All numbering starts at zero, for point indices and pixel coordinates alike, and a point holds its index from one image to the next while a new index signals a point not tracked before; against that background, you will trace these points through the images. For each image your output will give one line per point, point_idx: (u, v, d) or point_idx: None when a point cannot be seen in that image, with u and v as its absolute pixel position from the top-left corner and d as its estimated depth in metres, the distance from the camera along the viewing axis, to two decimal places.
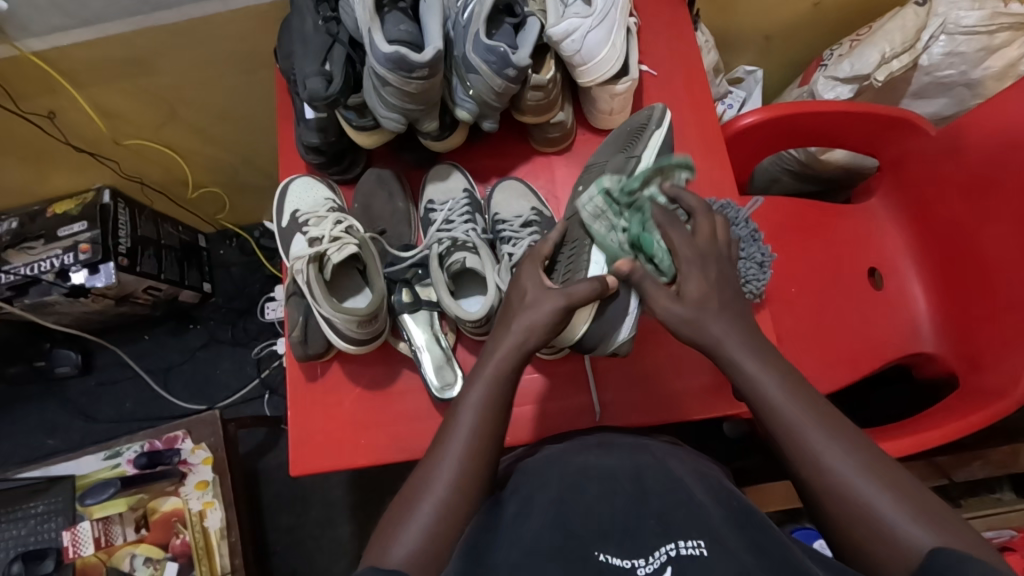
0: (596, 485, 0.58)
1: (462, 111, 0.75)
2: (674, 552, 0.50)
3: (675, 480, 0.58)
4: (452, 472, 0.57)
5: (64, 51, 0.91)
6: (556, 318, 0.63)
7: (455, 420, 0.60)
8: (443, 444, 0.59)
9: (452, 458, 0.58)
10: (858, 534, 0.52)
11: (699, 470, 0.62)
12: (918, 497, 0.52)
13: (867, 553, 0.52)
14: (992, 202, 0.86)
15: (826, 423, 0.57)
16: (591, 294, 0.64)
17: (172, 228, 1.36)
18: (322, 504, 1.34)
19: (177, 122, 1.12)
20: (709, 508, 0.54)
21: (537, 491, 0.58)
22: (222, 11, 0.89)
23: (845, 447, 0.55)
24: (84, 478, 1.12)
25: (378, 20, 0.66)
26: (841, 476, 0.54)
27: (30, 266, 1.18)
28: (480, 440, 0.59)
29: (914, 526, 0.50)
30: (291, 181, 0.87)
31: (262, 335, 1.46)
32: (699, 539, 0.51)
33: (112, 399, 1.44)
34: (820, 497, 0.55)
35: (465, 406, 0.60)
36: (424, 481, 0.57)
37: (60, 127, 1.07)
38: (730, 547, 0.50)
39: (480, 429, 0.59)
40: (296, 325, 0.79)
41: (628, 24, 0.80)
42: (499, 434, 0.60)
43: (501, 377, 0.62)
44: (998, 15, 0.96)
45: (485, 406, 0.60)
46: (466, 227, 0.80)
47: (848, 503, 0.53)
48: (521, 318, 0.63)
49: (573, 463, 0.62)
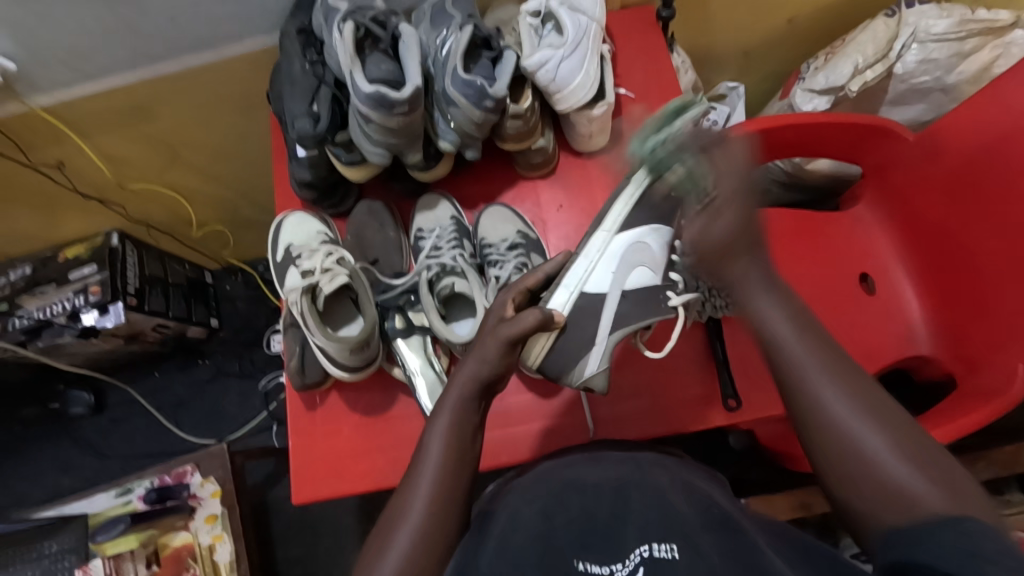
0: (579, 497, 0.59)
1: (445, 142, 0.79)
2: (647, 553, 0.52)
3: (660, 490, 0.58)
4: (426, 496, 0.56)
5: (70, 104, 0.95)
6: (506, 348, 0.61)
7: (423, 441, 0.60)
8: (415, 467, 0.59)
9: (425, 484, 0.57)
10: (865, 490, 0.52)
11: (684, 479, 0.61)
12: (926, 456, 0.51)
13: (867, 510, 0.52)
14: (976, 200, 0.87)
15: (835, 370, 0.56)
16: (538, 324, 0.63)
17: (179, 266, 1.40)
18: (332, 532, 1.34)
19: (180, 164, 1.16)
20: (686, 511, 0.55)
21: (523, 508, 0.58)
22: (217, 58, 0.94)
23: (851, 401, 0.54)
24: (95, 516, 1.15)
25: (358, 62, 0.70)
26: (849, 430, 0.53)
27: (43, 310, 1.23)
28: (448, 461, 0.58)
29: (920, 481, 0.50)
30: (286, 217, 0.90)
31: (269, 366, 1.49)
32: (672, 542, 0.52)
33: (124, 437, 1.47)
34: (827, 456, 0.54)
35: (431, 434, 0.59)
36: (400, 507, 0.57)
37: (69, 175, 1.12)
38: (703, 549, 0.51)
39: (447, 453, 0.58)
40: (293, 354, 0.81)
41: (601, 51, 0.84)
42: (472, 452, 0.60)
43: (465, 395, 0.61)
44: (967, 22, 0.98)
45: (452, 430, 0.59)
46: (454, 253, 0.82)
47: (853, 458, 0.53)
48: (479, 341, 0.63)
49: (560, 480, 0.61)
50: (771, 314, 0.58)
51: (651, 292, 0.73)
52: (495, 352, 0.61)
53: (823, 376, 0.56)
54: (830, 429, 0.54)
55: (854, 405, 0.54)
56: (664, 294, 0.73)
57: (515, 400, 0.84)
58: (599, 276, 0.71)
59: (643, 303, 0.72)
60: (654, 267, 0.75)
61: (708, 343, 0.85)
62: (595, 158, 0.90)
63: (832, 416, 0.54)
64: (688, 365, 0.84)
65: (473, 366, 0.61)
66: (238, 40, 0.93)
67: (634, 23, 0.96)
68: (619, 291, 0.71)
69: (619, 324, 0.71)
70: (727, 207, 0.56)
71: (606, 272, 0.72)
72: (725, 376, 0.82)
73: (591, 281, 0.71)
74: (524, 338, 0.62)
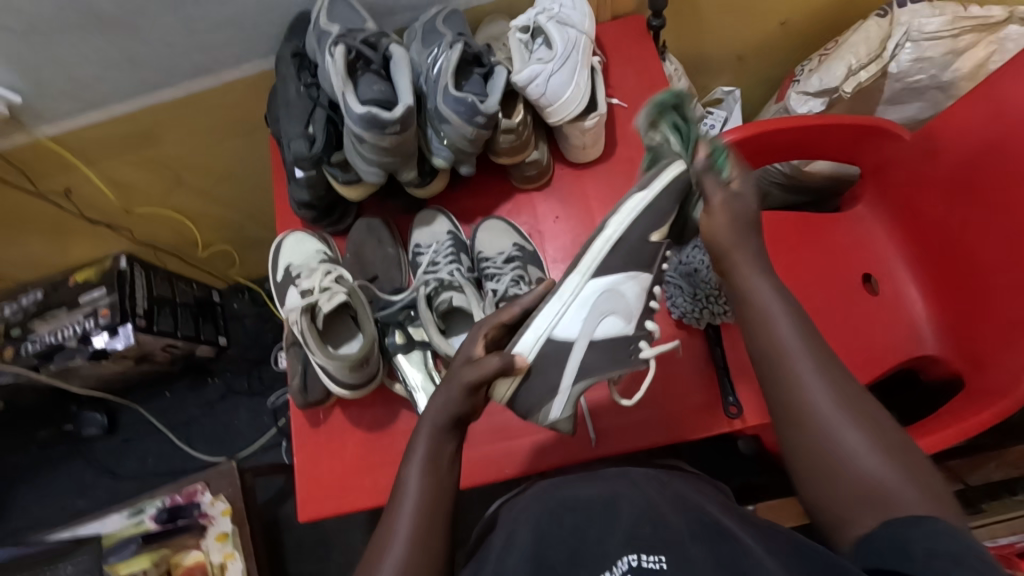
0: (570, 515, 0.58)
1: (439, 159, 0.79)
2: (635, 563, 0.52)
3: (649, 502, 0.59)
4: (411, 521, 0.57)
5: (74, 133, 0.98)
6: (472, 387, 0.61)
7: (399, 483, 0.61)
8: (398, 495, 0.59)
9: (407, 511, 0.58)
10: (834, 482, 0.55)
11: (676, 492, 0.62)
12: (905, 456, 0.54)
13: (846, 500, 0.54)
14: (975, 198, 0.86)
15: (820, 361, 0.59)
16: (495, 373, 0.61)
17: (186, 286, 1.42)
18: (342, 547, 1.35)
19: (184, 187, 1.18)
20: (676, 523, 0.56)
21: (519, 524, 0.60)
22: (216, 83, 0.96)
23: (832, 395, 0.57)
24: (109, 536, 1.16)
25: (350, 84, 0.71)
26: (830, 421, 0.56)
27: (54, 333, 1.25)
28: (430, 488, 0.59)
29: (897, 478, 0.53)
30: (285, 237, 0.91)
31: (277, 383, 1.51)
32: (660, 554, 0.52)
33: (137, 457, 1.48)
34: (805, 443, 0.57)
35: (410, 468, 0.61)
36: (382, 538, 0.57)
37: (76, 202, 1.15)
38: (692, 559, 0.51)
39: (426, 479, 0.59)
40: (296, 373, 0.82)
41: (592, 63, 0.84)
42: (450, 476, 0.61)
43: (438, 425, 0.62)
44: (960, 19, 0.98)
45: (431, 460, 0.61)
46: (451, 267, 0.83)
47: (830, 451, 0.55)
48: (449, 385, 0.62)
49: (556, 495, 0.62)
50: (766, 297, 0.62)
51: (623, 342, 0.69)
52: (457, 394, 0.61)
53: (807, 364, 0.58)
54: (811, 422, 0.57)
55: (841, 400, 0.57)
56: (635, 343, 0.70)
57: (517, 414, 0.84)
58: (569, 320, 0.66)
59: (611, 355, 0.68)
60: (629, 315, 0.69)
61: (708, 352, 0.85)
62: (589, 168, 0.91)
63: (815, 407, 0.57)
64: (690, 374, 0.84)
65: (445, 400, 0.61)
66: (235, 65, 0.94)
67: (625, 33, 0.97)
68: (586, 338, 0.66)
69: (584, 376, 0.67)
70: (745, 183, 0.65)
71: (578, 315, 0.66)
72: (726, 383, 0.82)
73: (560, 325, 0.65)
74: (484, 381, 0.61)
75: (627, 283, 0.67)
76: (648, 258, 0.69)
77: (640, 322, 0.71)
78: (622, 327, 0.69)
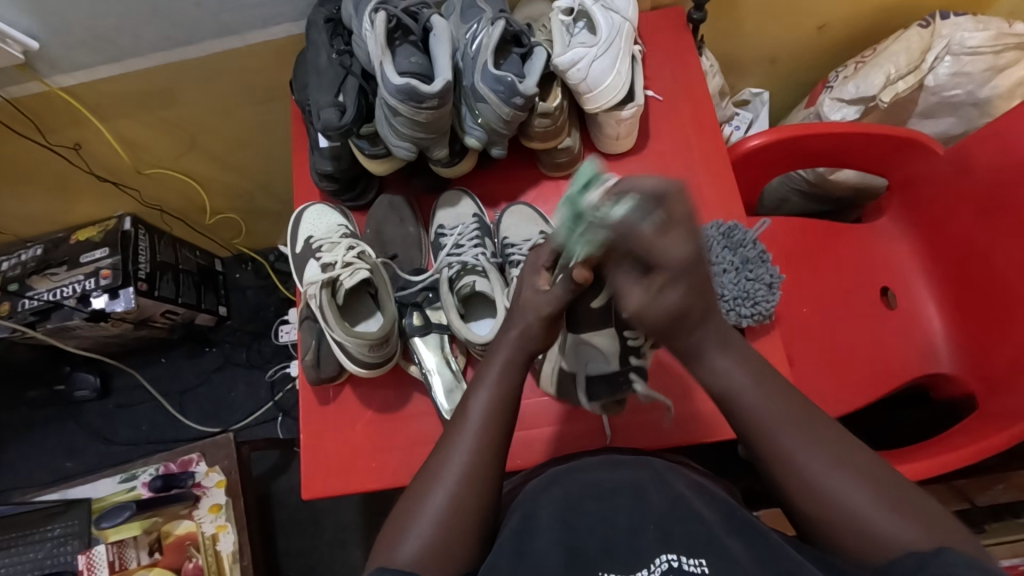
0: (596, 504, 0.57)
1: (471, 138, 0.77)
2: (675, 563, 0.51)
3: (679, 496, 0.57)
4: (462, 463, 0.60)
5: (90, 86, 0.95)
6: (547, 324, 0.65)
7: (438, 457, 0.63)
8: (452, 439, 0.62)
9: (445, 485, 0.60)
10: (844, 538, 0.55)
11: (700, 484, 0.61)
12: (903, 498, 0.55)
13: (855, 549, 0.54)
14: (1003, 216, 0.85)
15: (804, 423, 0.59)
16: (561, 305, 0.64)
17: (189, 252, 1.39)
18: (334, 526, 1.34)
19: (197, 151, 1.15)
20: (709, 519, 0.55)
21: (538, 508, 0.58)
22: (241, 45, 0.93)
23: (825, 453, 0.58)
24: (99, 502, 1.12)
25: (389, 54, 0.69)
26: (825, 483, 0.56)
27: (52, 292, 1.22)
28: (480, 427, 0.62)
29: (903, 526, 0.53)
30: (306, 209, 0.89)
31: (276, 357, 1.48)
32: (701, 557, 0.51)
33: (129, 422, 1.46)
34: (810, 514, 0.57)
35: (449, 445, 0.62)
36: (411, 508, 0.60)
37: (85, 157, 1.11)
38: (735, 559, 0.50)
39: (470, 456, 0.61)
40: (309, 348, 0.80)
41: (633, 51, 0.82)
42: (497, 466, 0.62)
43: (514, 362, 0.65)
44: (1002, 36, 0.97)
45: (475, 434, 0.62)
46: (476, 251, 0.80)
47: (835, 510, 0.56)
48: (515, 330, 0.66)
49: (576, 481, 0.61)
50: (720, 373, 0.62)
51: (615, 373, 0.68)
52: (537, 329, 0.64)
53: (792, 430, 0.59)
54: (806, 493, 0.57)
55: (827, 458, 0.57)
56: (627, 377, 0.67)
57: (529, 403, 0.83)
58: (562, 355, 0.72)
59: (608, 384, 0.68)
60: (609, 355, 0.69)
61: None
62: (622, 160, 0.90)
63: (808, 476, 0.57)
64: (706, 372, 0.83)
65: (511, 353, 0.65)
66: (262, 28, 0.91)
67: (664, 24, 0.95)
68: (582, 375, 0.69)
69: (592, 398, 0.69)
70: (671, 284, 0.53)
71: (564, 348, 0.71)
72: None
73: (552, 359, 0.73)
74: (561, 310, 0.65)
75: (591, 342, 0.69)
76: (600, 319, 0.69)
77: (624, 357, 0.69)
78: (608, 364, 0.69)
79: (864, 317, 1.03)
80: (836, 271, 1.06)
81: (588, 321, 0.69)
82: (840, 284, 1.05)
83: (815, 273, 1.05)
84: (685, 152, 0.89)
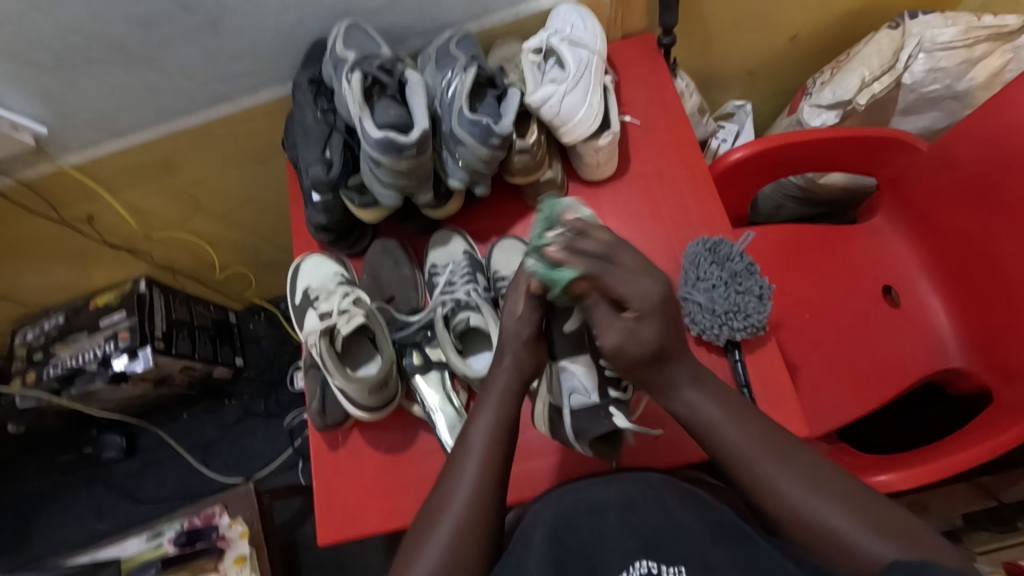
0: (589, 519, 0.59)
1: (454, 180, 0.80)
2: (655, 569, 0.53)
3: (667, 508, 0.59)
4: (466, 498, 0.61)
5: (98, 162, 1.00)
6: (532, 346, 0.68)
7: (441, 487, 0.63)
8: (452, 473, 0.63)
9: (450, 516, 0.60)
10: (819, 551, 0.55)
11: (690, 493, 0.62)
12: (883, 518, 0.55)
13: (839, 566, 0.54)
14: (995, 204, 0.85)
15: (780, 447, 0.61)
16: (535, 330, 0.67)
17: (204, 308, 1.43)
18: (361, 569, 1.33)
19: (203, 212, 1.20)
20: (694, 530, 0.57)
21: (534, 526, 0.60)
22: (235, 110, 0.98)
23: (797, 475, 0.58)
24: (128, 561, 1.16)
25: (367, 109, 0.72)
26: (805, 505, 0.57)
27: (75, 357, 1.27)
28: (480, 461, 0.63)
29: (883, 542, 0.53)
30: (304, 260, 0.92)
31: (293, 404, 1.51)
32: (680, 565, 0.53)
33: (156, 480, 1.49)
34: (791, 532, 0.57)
35: (453, 477, 0.63)
36: (417, 542, 0.60)
37: (98, 228, 1.17)
38: (715, 563, 0.53)
39: (474, 492, 0.61)
40: (314, 397, 0.82)
41: (605, 82, 0.85)
42: (496, 502, 0.62)
43: (510, 391, 0.67)
44: (973, 29, 0.98)
45: (476, 465, 0.63)
46: (467, 287, 0.82)
47: (813, 527, 0.56)
48: (508, 357, 0.68)
49: (569, 497, 0.62)
50: (702, 395, 0.64)
51: (592, 411, 0.67)
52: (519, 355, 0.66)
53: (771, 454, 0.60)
54: (787, 505, 0.57)
55: (803, 480, 0.58)
56: (607, 408, 0.66)
57: (537, 433, 0.83)
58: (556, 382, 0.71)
59: (587, 421, 0.66)
60: (590, 387, 0.69)
61: (730, 370, 0.83)
62: (604, 186, 0.92)
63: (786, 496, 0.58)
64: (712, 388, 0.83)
65: (508, 380, 0.67)
66: (253, 92, 0.96)
67: (635, 51, 0.98)
68: (565, 410, 0.69)
69: (579, 434, 0.67)
70: (643, 318, 0.63)
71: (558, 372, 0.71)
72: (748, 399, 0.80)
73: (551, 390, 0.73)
74: (537, 333, 0.68)
75: (569, 369, 0.71)
76: (573, 344, 0.72)
77: (603, 390, 0.69)
78: (588, 398, 0.69)
79: (867, 316, 1.02)
80: (834, 273, 1.05)
81: (562, 347, 0.72)
82: (837, 286, 1.04)
83: (814, 276, 1.05)
84: (669, 173, 0.91)
